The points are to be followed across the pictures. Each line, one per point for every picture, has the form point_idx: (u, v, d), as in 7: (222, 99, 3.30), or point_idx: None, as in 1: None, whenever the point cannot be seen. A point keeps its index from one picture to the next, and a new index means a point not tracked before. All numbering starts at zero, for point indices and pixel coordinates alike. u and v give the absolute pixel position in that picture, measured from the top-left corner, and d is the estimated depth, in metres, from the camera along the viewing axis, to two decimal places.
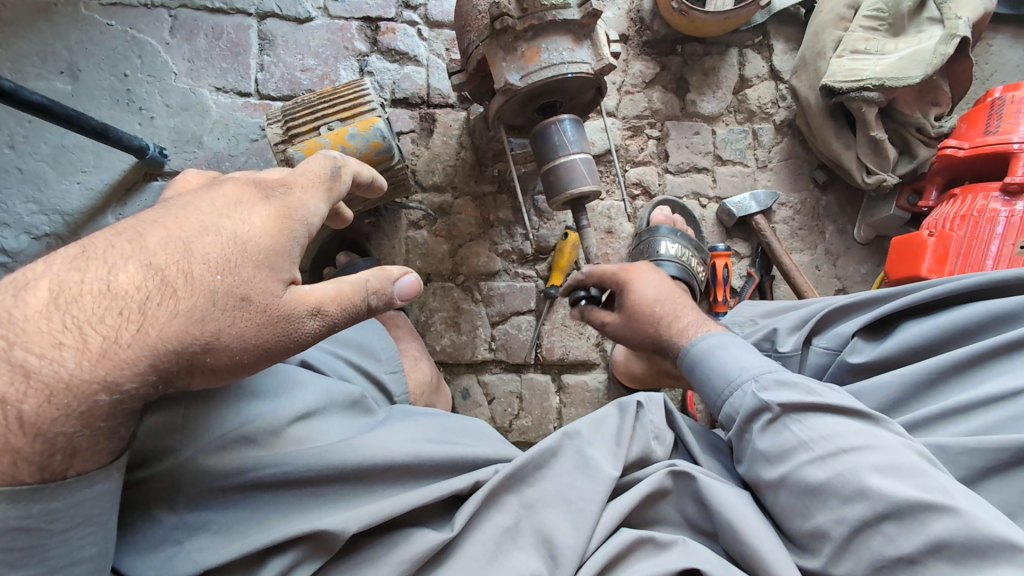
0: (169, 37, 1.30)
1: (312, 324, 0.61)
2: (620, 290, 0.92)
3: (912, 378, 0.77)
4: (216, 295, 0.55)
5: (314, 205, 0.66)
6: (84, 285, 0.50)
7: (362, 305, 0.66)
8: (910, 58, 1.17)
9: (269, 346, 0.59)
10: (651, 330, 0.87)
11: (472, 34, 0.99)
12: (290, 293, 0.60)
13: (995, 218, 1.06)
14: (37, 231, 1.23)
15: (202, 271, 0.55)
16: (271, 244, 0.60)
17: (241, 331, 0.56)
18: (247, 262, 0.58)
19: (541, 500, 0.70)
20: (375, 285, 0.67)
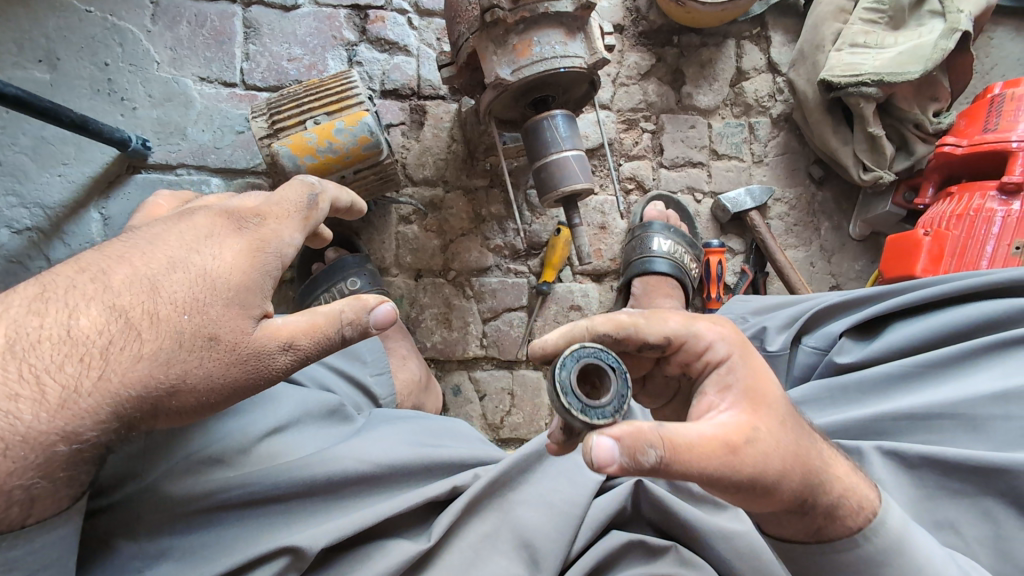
0: (151, 25, 1.26)
1: (286, 361, 0.59)
2: (756, 371, 0.57)
3: (883, 377, 0.78)
4: (182, 336, 0.53)
5: (290, 236, 0.64)
6: (42, 330, 0.49)
7: (336, 337, 0.62)
8: (910, 52, 1.14)
9: (240, 387, 0.57)
10: (811, 449, 0.55)
11: (462, 26, 0.96)
12: (261, 329, 0.58)
13: (992, 218, 1.05)
14: (18, 225, 1.20)
15: (168, 311, 0.53)
16: (239, 278, 0.58)
17: (210, 370, 0.55)
18: (215, 295, 0.56)
19: (520, 505, 0.70)
20: (350, 315, 0.63)
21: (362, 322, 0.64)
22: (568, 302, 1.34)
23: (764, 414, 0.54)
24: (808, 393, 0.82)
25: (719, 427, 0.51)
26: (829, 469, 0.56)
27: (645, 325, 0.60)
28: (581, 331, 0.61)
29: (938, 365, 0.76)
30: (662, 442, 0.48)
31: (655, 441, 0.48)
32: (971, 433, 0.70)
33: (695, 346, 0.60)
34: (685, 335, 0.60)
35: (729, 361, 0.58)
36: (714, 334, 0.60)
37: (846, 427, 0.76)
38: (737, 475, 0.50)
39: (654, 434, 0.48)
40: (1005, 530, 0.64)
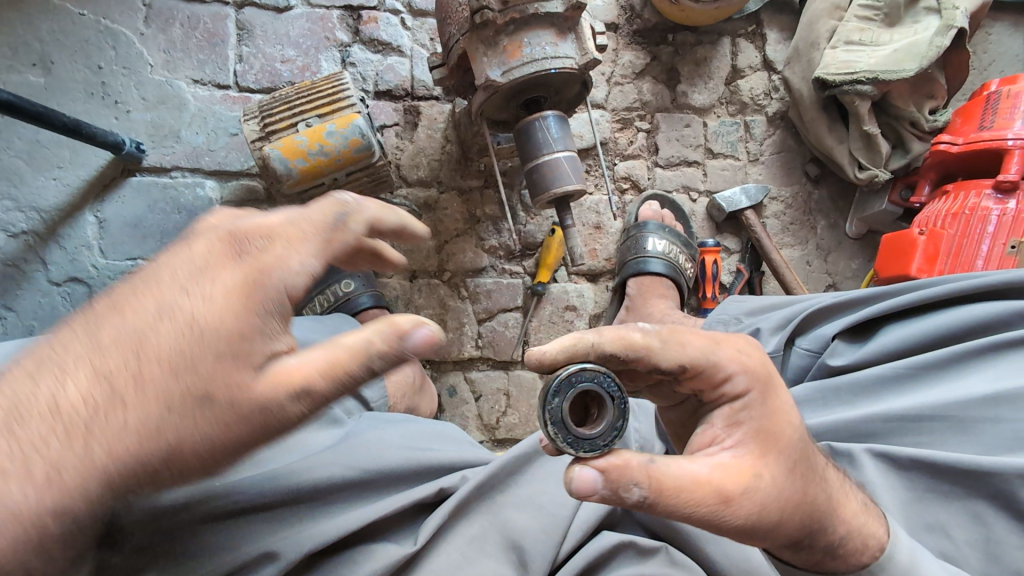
0: (144, 28, 1.26)
1: (300, 413, 0.43)
2: (775, 410, 0.55)
3: (874, 379, 0.78)
4: (167, 398, 0.41)
5: (299, 261, 0.46)
6: (30, 400, 0.40)
7: (365, 377, 0.45)
8: (905, 50, 1.13)
9: (248, 448, 0.43)
10: (819, 492, 0.56)
11: (452, 27, 0.96)
12: (265, 376, 0.43)
13: (987, 216, 1.04)
14: (15, 229, 1.20)
15: (155, 366, 0.41)
16: (225, 315, 0.42)
17: (204, 434, 0.41)
18: (198, 344, 0.41)
19: (508, 508, 0.71)
20: (381, 347, 0.45)
21: (398, 356, 0.46)
22: (564, 302, 1.33)
23: (770, 458, 0.54)
24: (800, 395, 0.82)
25: (716, 471, 0.52)
26: (837, 511, 0.57)
27: (659, 348, 0.54)
28: (586, 347, 0.55)
29: (930, 367, 0.76)
30: (647, 482, 0.50)
31: (639, 481, 0.50)
32: (961, 435, 0.70)
33: (713, 376, 0.55)
34: (702, 364, 0.54)
35: (747, 397, 0.55)
36: (738, 367, 0.55)
37: (837, 429, 0.76)
38: (727, 518, 0.52)
39: (639, 472, 0.50)
40: (995, 533, 0.64)
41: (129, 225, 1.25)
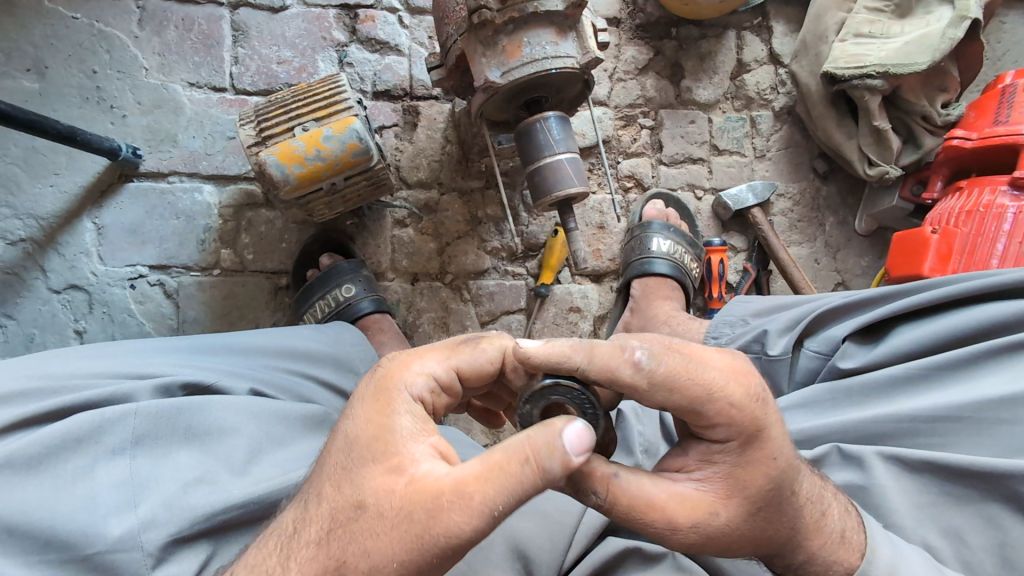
0: (138, 30, 1.24)
1: (458, 515, 0.47)
2: (753, 461, 0.53)
3: (886, 380, 0.76)
4: (337, 513, 0.49)
5: (424, 365, 0.58)
6: (271, 535, 0.53)
7: (518, 477, 0.48)
8: (916, 42, 1.10)
9: (414, 559, 0.47)
10: (782, 532, 0.56)
11: (450, 28, 0.93)
12: (407, 481, 0.49)
13: (1002, 214, 1.01)
14: (13, 236, 1.20)
15: (331, 488, 0.51)
16: (372, 429, 0.53)
17: (372, 544, 0.47)
18: (357, 460, 0.52)
19: (513, 516, 0.73)
20: (537, 441, 0.49)
21: (551, 455, 0.49)
22: (568, 304, 1.32)
23: (736, 500, 0.54)
24: (809, 396, 0.80)
25: (674, 500, 0.53)
26: (806, 542, 0.58)
27: (645, 388, 0.51)
28: (572, 369, 0.54)
29: (945, 367, 0.73)
30: (607, 493, 0.53)
31: (596, 490, 0.53)
32: (978, 435, 0.68)
33: (697, 421, 0.52)
34: (692, 408, 0.51)
35: (728, 444, 0.53)
36: (720, 419, 0.51)
37: (845, 431, 0.74)
38: (674, 539, 0.55)
39: (599, 484, 0.53)
40: (1012, 537, 0.62)
41: (128, 232, 1.23)
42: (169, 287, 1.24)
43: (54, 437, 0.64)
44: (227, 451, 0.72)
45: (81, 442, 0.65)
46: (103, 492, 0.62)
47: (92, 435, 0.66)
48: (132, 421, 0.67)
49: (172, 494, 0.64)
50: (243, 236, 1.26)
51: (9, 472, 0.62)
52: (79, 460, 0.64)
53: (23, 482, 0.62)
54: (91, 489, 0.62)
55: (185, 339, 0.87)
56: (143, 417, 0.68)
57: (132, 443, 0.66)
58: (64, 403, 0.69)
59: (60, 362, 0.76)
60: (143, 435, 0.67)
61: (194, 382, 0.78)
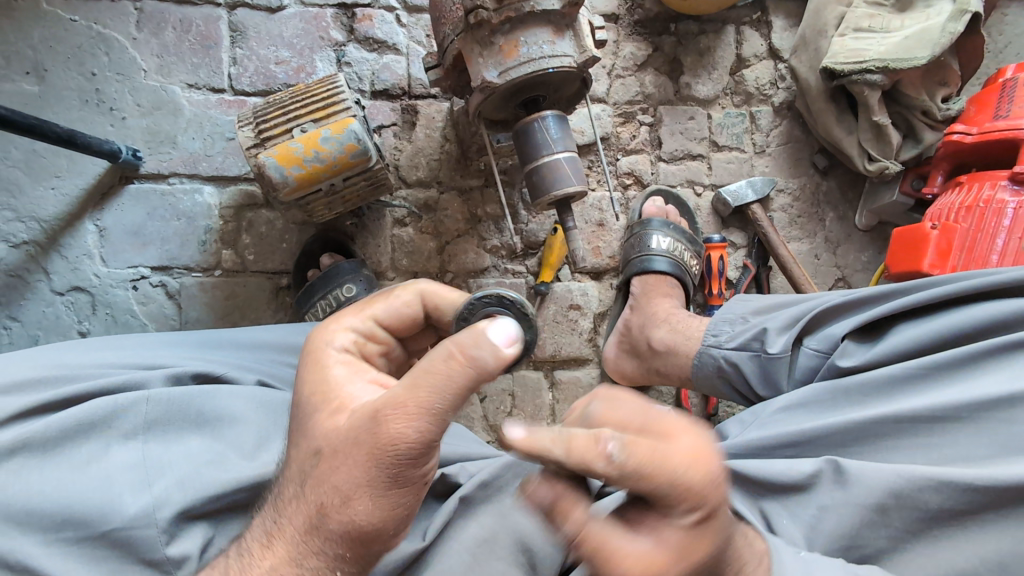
0: (136, 32, 1.24)
1: (397, 422, 0.47)
2: (696, 540, 0.47)
3: (885, 379, 0.76)
4: (304, 465, 0.52)
5: (346, 322, 0.63)
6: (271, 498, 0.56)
7: (446, 374, 0.47)
8: (916, 37, 1.09)
9: (380, 474, 0.49)
10: None
11: (446, 28, 0.93)
12: (350, 416, 0.51)
13: (1002, 210, 1.01)
14: (15, 239, 1.20)
15: (295, 448, 0.54)
16: (313, 382, 0.56)
17: (337, 478, 0.49)
18: (307, 413, 0.54)
19: (517, 511, 0.73)
20: (456, 338, 0.48)
21: (478, 345, 0.48)
22: (568, 302, 1.32)
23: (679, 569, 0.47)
24: (809, 396, 0.80)
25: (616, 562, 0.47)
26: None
27: (616, 478, 0.46)
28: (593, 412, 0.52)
29: (944, 367, 0.72)
30: (580, 534, 0.48)
31: (570, 527, 0.49)
32: (974, 431, 0.67)
33: (659, 500, 0.46)
34: (656, 493, 0.46)
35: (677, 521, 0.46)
36: (680, 499, 0.45)
37: (845, 429, 0.73)
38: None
39: (575, 522, 0.49)
40: None
41: (129, 233, 1.24)
42: (171, 288, 1.24)
43: (69, 420, 0.66)
44: (236, 435, 0.73)
45: (96, 425, 0.67)
46: (115, 471, 0.63)
47: (106, 419, 0.67)
48: (144, 408, 0.69)
49: (185, 475, 0.65)
50: (244, 236, 1.27)
51: (26, 455, 0.63)
52: (94, 443, 0.66)
53: (40, 464, 0.63)
54: (104, 468, 0.64)
55: (189, 338, 0.88)
56: (155, 403, 0.70)
57: (145, 428, 0.68)
58: (78, 390, 0.70)
59: (71, 354, 0.77)
60: (154, 421, 0.69)
61: (204, 371, 0.78)
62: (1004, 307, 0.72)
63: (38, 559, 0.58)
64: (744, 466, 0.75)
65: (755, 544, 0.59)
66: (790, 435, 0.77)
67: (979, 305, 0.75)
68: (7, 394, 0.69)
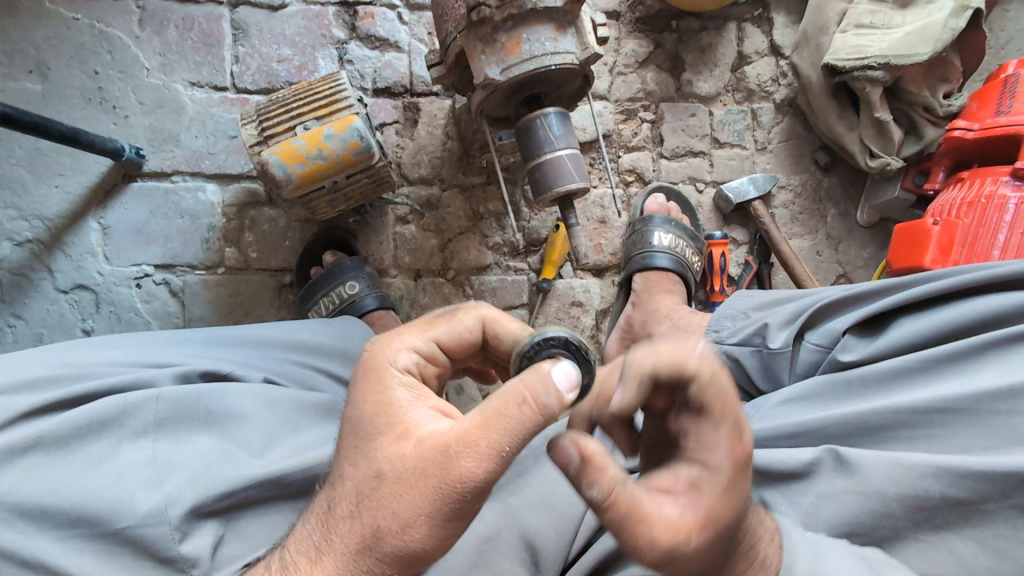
0: (138, 30, 1.24)
1: (468, 461, 0.48)
2: (730, 489, 0.50)
3: (885, 372, 0.76)
4: (361, 486, 0.52)
5: (408, 341, 0.61)
6: (313, 510, 0.56)
7: (518, 420, 0.48)
8: (918, 33, 1.09)
9: (442, 508, 0.49)
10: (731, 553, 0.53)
11: (449, 25, 0.94)
12: (415, 443, 0.51)
13: (1004, 205, 1.01)
14: (20, 238, 1.21)
15: (350, 466, 0.53)
16: (372, 406, 0.55)
17: (398, 505, 0.50)
18: (367, 435, 0.54)
19: (521, 507, 0.74)
20: (527, 381, 0.49)
21: (547, 390, 0.49)
22: (570, 299, 1.32)
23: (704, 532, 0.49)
24: (809, 389, 0.81)
25: (662, 523, 0.48)
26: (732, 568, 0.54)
27: (695, 388, 0.48)
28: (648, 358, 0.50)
29: (944, 360, 0.73)
30: (609, 491, 0.48)
31: (598, 485, 0.47)
32: (975, 425, 0.67)
33: (704, 435, 0.50)
34: (706, 425, 0.50)
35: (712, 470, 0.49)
36: (722, 444, 0.49)
37: (845, 422, 0.73)
38: (642, 556, 0.49)
39: (606, 480, 0.47)
40: None
41: (133, 231, 1.24)
42: (174, 286, 1.25)
43: (80, 420, 0.66)
44: (244, 434, 0.73)
45: (107, 424, 0.66)
46: (127, 471, 0.63)
47: (117, 419, 0.67)
48: (154, 406, 0.69)
49: (196, 472, 0.65)
50: (247, 234, 1.27)
51: (39, 453, 0.64)
52: (104, 443, 0.66)
53: (53, 463, 0.63)
54: (117, 467, 0.64)
55: (194, 335, 0.88)
56: (165, 401, 0.70)
57: (154, 427, 0.68)
58: (87, 388, 0.71)
59: (78, 351, 0.77)
60: (164, 420, 0.69)
61: (213, 369, 0.79)
62: (1006, 300, 0.72)
63: (59, 558, 0.59)
64: None
65: (766, 523, 0.59)
66: (789, 426, 0.77)
67: (980, 299, 0.75)
68: (18, 392, 0.69)
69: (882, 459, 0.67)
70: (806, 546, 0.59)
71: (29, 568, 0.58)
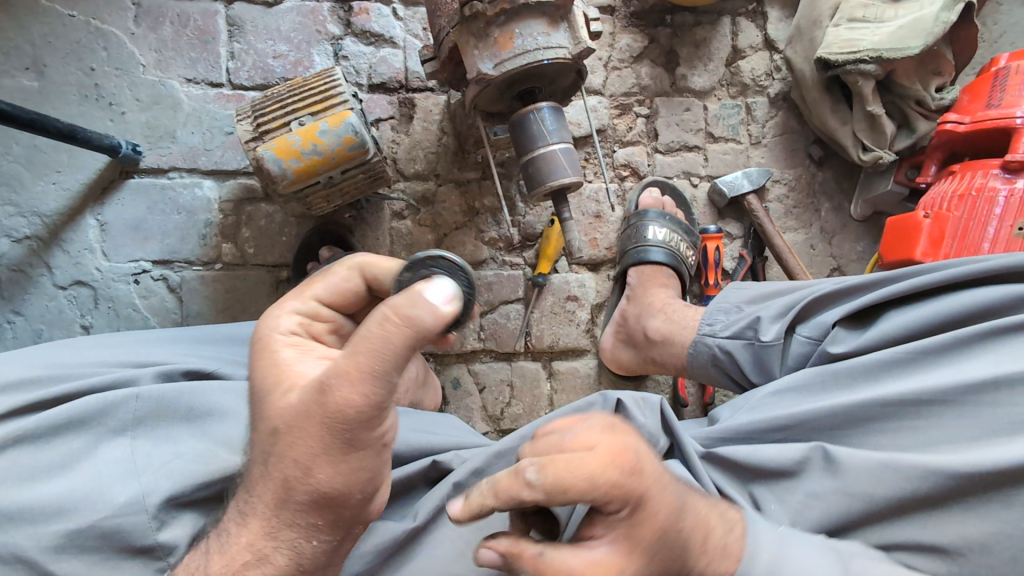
0: (134, 27, 1.24)
1: (343, 389, 0.50)
2: (642, 510, 0.52)
3: (874, 362, 0.76)
4: (265, 441, 0.54)
5: (292, 307, 0.63)
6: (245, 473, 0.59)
7: (382, 339, 0.48)
8: (910, 26, 1.09)
9: (334, 440, 0.51)
10: (682, 562, 0.55)
11: (442, 20, 0.94)
12: (302, 392, 0.53)
13: (994, 199, 1.02)
14: (17, 234, 1.22)
15: (257, 430, 0.56)
16: (262, 370, 0.58)
17: (297, 448, 0.52)
18: (261, 394, 0.56)
19: None
20: (386, 305, 0.49)
21: (417, 306, 0.49)
22: (565, 293, 1.33)
23: (638, 556, 0.52)
24: (799, 380, 0.81)
25: (590, 567, 0.50)
26: (695, 561, 0.56)
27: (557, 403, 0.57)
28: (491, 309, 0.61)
29: (932, 350, 0.73)
30: (535, 567, 0.51)
31: (527, 570, 0.52)
32: (958, 416, 0.68)
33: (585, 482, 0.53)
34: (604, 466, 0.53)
35: (618, 501, 0.52)
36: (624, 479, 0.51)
37: (833, 413, 0.74)
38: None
39: (528, 562, 0.52)
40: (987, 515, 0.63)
41: (130, 228, 1.25)
42: (172, 282, 1.26)
43: (59, 417, 0.67)
44: (230, 431, 0.74)
45: (85, 422, 0.68)
46: (104, 466, 0.65)
47: (98, 417, 0.68)
48: (134, 405, 0.70)
49: (176, 469, 0.66)
50: (243, 230, 1.28)
51: (18, 451, 0.66)
52: (83, 440, 0.67)
53: (34, 455, 0.66)
54: (93, 467, 0.66)
55: (190, 331, 0.89)
56: (145, 400, 0.70)
57: (132, 425, 0.69)
58: (73, 387, 0.72)
59: (72, 348, 0.78)
60: (144, 417, 0.70)
61: (197, 368, 0.80)
62: (992, 293, 0.73)
63: (43, 555, 0.60)
64: (732, 453, 0.76)
65: (727, 513, 0.62)
66: (778, 419, 0.78)
67: (968, 292, 0.76)
68: (4, 392, 0.70)
69: (874, 463, 0.67)
70: (770, 538, 0.62)
71: (16, 564, 0.60)
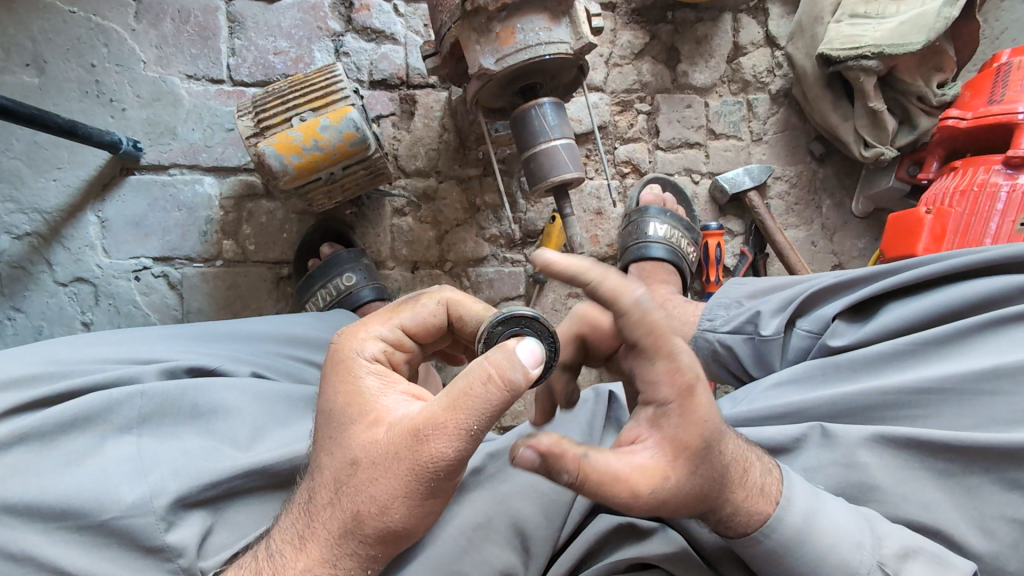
0: (134, 23, 1.24)
1: (438, 441, 0.49)
2: (690, 422, 0.54)
3: (874, 355, 0.76)
4: (338, 474, 0.53)
5: (376, 330, 0.62)
6: (297, 501, 0.57)
7: (485, 398, 0.49)
8: (912, 22, 1.09)
9: (417, 486, 0.51)
10: (717, 488, 0.56)
11: (443, 15, 0.94)
12: (388, 430, 0.52)
13: (995, 194, 1.02)
14: (18, 231, 1.21)
15: (326, 457, 0.55)
16: (344, 396, 0.56)
17: (376, 488, 0.51)
18: (342, 421, 0.55)
19: (512, 496, 0.74)
20: (491, 357, 0.50)
21: (513, 367, 0.50)
22: (567, 290, 1.33)
23: (683, 464, 0.54)
24: (799, 372, 0.81)
25: (635, 472, 0.53)
26: (730, 495, 0.58)
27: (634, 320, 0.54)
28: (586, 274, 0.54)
29: (933, 342, 0.73)
30: (578, 471, 0.51)
31: (569, 468, 0.51)
32: (958, 407, 0.68)
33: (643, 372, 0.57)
34: (648, 360, 0.56)
35: (666, 406, 0.55)
36: (666, 376, 0.55)
37: (832, 403, 0.74)
38: (635, 510, 0.53)
39: (571, 462, 0.51)
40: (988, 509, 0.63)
41: (131, 225, 1.25)
42: (173, 279, 1.26)
43: (66, 414, 0.67)
44: (232, 427, 0.74)
45: (91, 420, 0.68)
46: (111, 465, 0.65)
47: (102, 414, 0.68)
48: (138, 402, 0.70)
49: (179, 465, 0.66)
50: (244, 227, 1.27)
51: (24, 448, 0.65)
52: (88, 438, 0.67)
53: (39, 455, 0.65)
54: (100, 463, 0.65)
55: (191, 327, 0.89)
56: (149, 398, 0.70)
57: (138, 422, 0.69)
58: (74, 384, 0.71)
59: (74, 344, 0.78)
60: (149, 414, 0.70)
61: (198, 365, 0.80)
62: (994, 283, 0.73)
63: (46, 549, 0.60)
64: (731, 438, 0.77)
65: (765, 459, 0.63)
66: (778, 406, 0.78)
67: (968, 283, 0.75)
68: (6, 387, 0.70)
69: (865, 433, 0.68)
70: (804, 488, 0.62)
71: (18, 559, 0.60)
